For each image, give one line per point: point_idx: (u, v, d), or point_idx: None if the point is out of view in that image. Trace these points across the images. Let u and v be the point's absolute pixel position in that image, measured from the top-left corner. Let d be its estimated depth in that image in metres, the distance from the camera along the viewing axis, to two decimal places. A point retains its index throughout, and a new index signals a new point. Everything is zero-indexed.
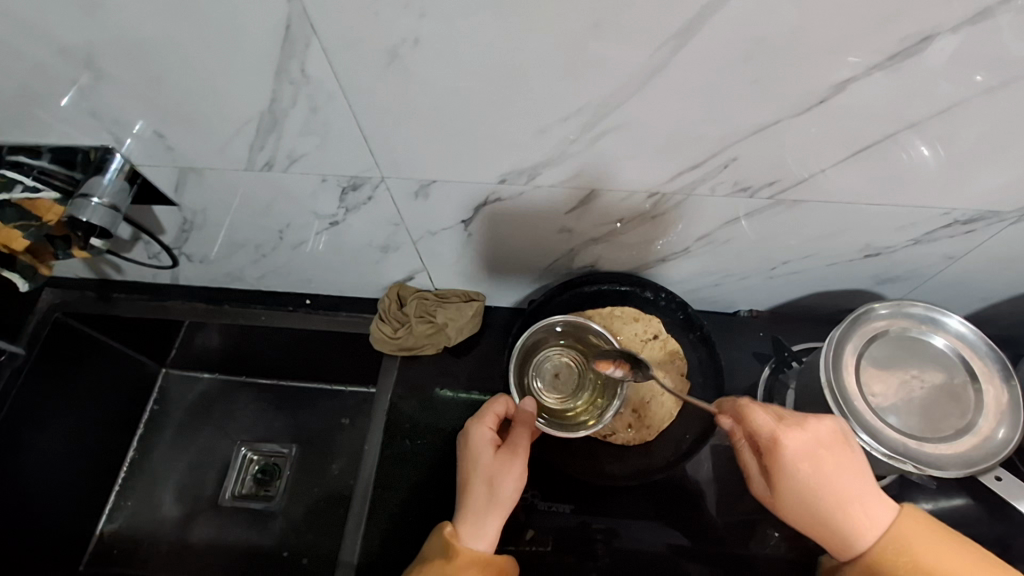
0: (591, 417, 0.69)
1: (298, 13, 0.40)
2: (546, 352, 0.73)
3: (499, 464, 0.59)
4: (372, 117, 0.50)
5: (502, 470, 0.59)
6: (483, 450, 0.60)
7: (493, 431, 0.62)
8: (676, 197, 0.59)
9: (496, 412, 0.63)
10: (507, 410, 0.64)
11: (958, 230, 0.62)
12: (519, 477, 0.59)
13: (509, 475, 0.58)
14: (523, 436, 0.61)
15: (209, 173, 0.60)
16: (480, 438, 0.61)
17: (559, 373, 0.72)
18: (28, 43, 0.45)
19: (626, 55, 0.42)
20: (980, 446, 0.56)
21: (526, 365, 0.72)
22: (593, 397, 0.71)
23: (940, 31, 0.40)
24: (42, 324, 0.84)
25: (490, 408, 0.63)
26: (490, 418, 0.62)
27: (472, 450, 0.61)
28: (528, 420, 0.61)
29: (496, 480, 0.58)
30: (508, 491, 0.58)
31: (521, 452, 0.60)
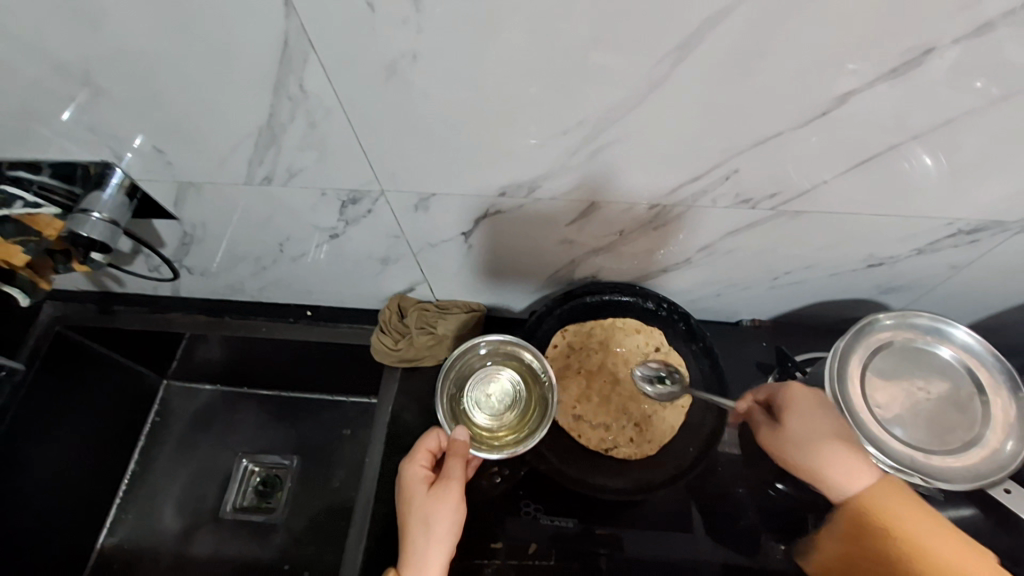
0: (525, 433, 0.70)
1: (296, 30, 0.40)
2: (476, 374, 0.73)
3: (432, 498, 0.60)
4: (371, 132, 0.50)
5: (435, 502, 0.59)
6: (416, 487, 0.62)
7: (426, 467, 0.63)
8: (677, 208, 0.58)
9: (428, 448, 0.64)
10: (440, 445, 0.66)
11: (962, 239, 0.61)
12: (453, 508, 0.59)
13: (442, 508, 0.59)
14: (456, 466, 0.62)
15: (208, 188, 0.60)
16: (415, 475, 0.63)
17: (494, 393, 0.72)
18: (26, 60, 0.45)
19: (624, 68, 0.42)
20: (988, 458, 0.55)
21: (460, 387, 0.72)
22: (527, 413, 0.71)
23: (941, 43, 0.40)
24: (43, 337, 0.84)
25: (423, 445, 0.65)
26: (423, 453, 0.64)
27: (407, 488, 0.62)
28: (460, 450, 0.63)
29: (431, 514, 0.59)
30: (446, 523, 0.59)
31: (454, 483, 0.60)
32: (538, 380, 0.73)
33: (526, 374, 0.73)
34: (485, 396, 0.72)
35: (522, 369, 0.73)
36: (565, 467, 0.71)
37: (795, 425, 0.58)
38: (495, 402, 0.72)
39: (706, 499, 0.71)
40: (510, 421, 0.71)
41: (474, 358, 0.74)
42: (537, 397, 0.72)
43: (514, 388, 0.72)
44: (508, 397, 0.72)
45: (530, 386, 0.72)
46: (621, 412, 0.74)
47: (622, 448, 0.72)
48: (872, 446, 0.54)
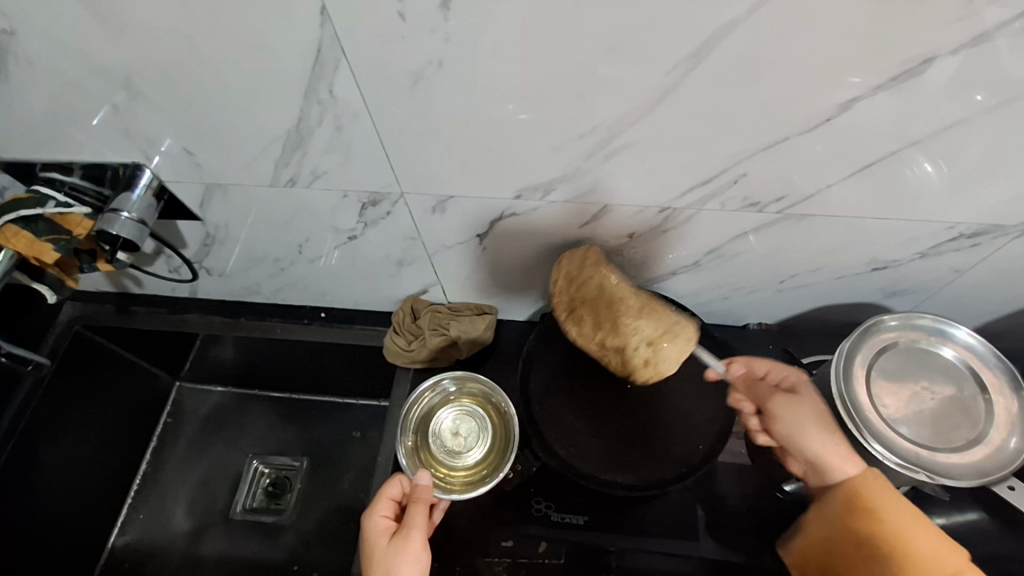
0: (490, 470, 0.72)
1: (329, 37, 0.43)
2: (439, 413, 0.76)
3: (394, 550, 0.59)
4: (396, 135, 0.52)
5: (398, 554, 0.58)
6: (380, 538, 0.61)
7: (389, 517, 0.62)
8: (686, 211, 0.60)
9: (390, 496, 0.64)
10: (403, 491, 0.65)
11: (964, 243, 0.63)
12: (413, 560, 0.58)
13: (402, 561, 0.58)
14: (416, 514, 0.60)
15: (234, 190, 0.63)
16: (377, 527, 0.62)
17: (459, 431, 0.75)
18: (72, 65, 0.48)
19: (638, 75, 0.44)
20: (991, 456, 0.56)
21: (424, 427, 0.75)
22: (492, 451, 0.73)
23: (942, 52, 0.42)
24: (63, 336, 0.86)
25: (384, 494, 0.64)
26: (385, 502, 0.63)
27: (370, 541, 0.61)
28: (423, 497, 0.61)
29: (393, 566, 0.57)
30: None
31: (414, 533, 0.59)
32: (501, 414, 0.76)
33: (489, 408, 0.76)
34: (450, 434, 0.75)
35: (485, 405, 0.77)
36: (577, 463, 0.70)
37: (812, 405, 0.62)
38: (460, 440, 0.74)
39: (715, 499, 0.72)
40: (475, 458, 0.73)
41: (439, 396, 0.77)
42: (502, 431, 0.74)
43: (477, 424, 0.75)
44: (472, 435, 0.75)
45: (494, 421, 0.76)
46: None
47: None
48: (877, 444, 0.55)
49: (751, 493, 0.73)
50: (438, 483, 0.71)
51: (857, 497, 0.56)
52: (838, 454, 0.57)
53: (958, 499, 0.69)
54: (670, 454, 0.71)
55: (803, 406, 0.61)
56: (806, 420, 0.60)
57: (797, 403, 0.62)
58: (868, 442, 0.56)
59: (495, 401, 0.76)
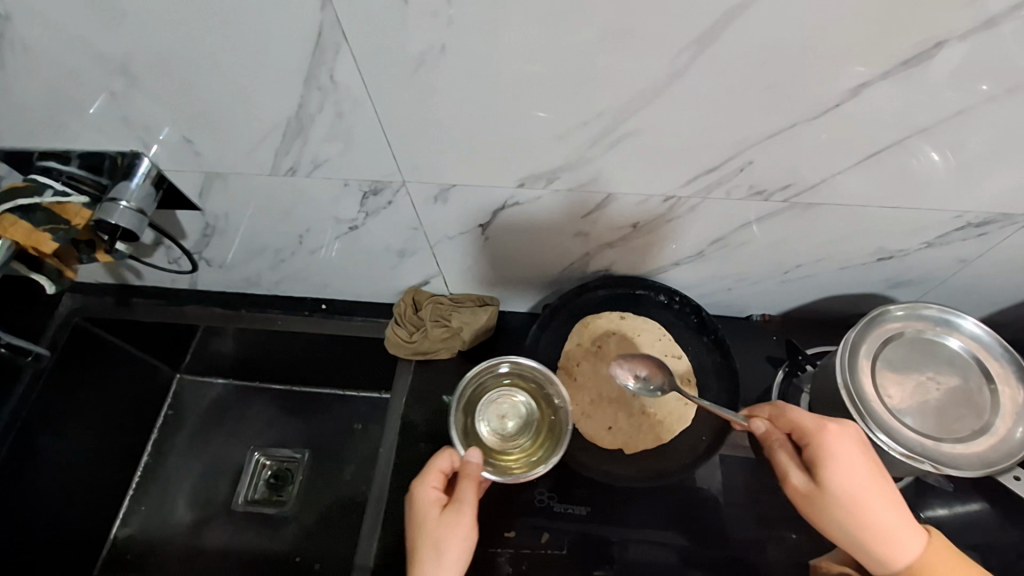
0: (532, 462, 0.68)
1: (328, 22, 0.42)
2: (491, 394, 0.72)
3: (445, 524, 0.57)
4: (396, 122, 0.51)
5: (450, 528, 0.56)
6: (429, 509, 0.58)
7: (438, 488, 0.60)
8: (690, 201, 0.60)
9: (440, 468, 0.61)
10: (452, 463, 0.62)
11: (970, 232, 0.62)
12: (464, 536, 0.56)
13: (454, 535, 0.56)
14: (469, 490, 0.59)
15: (233, 179, 0.62)
16: (427, 497, 0.59)
17: (507, 416, 0.71)
18: (67, 51, 0.47)
19: (642, 61, 0.44)
20: (996, 447, 0.56)
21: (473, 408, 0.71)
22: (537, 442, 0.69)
23: (950, 38, 0.41)
24: (62, 327, 0.86)
25: (435, 465, 0.61)
26: (435, 473, 0.60)
27: (419, 510, 0.58)
28: (473, 474, 0.60)
29: (443, 540, 0.56)
30: (456, 553, 0.56)
31: (467, 509, 0.57)
32: (551, 406, 0.71)
33: (541, 398, 0.72)
34: (498, 417, 0.71)
35: (538, 397, 0.72)
36: (577, 454, 0.71)
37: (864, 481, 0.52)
38: (509, 424, 0.71)
39: (717, 490, 0.72)
40: (523, 443, 0.70)
41: (493, 378, 0.73)
42: (550, 420, 0.71)
43: (526, 412, 0.71)
44: (520, 423, 0.71)
45: (544, 411, 0.71)
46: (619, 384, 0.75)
47: (598, 429, 0.72)
48: (882, 434, 0.55)
49: (753, 484, 0.73)
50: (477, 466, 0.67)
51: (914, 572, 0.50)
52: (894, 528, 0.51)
53: (960, 489, 0.69)
54: (667, 448, 0.72)
55: (849, 451, 0.52)
56: (852, 474, 0.51)
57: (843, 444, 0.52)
58: (873, 433, 0.55)
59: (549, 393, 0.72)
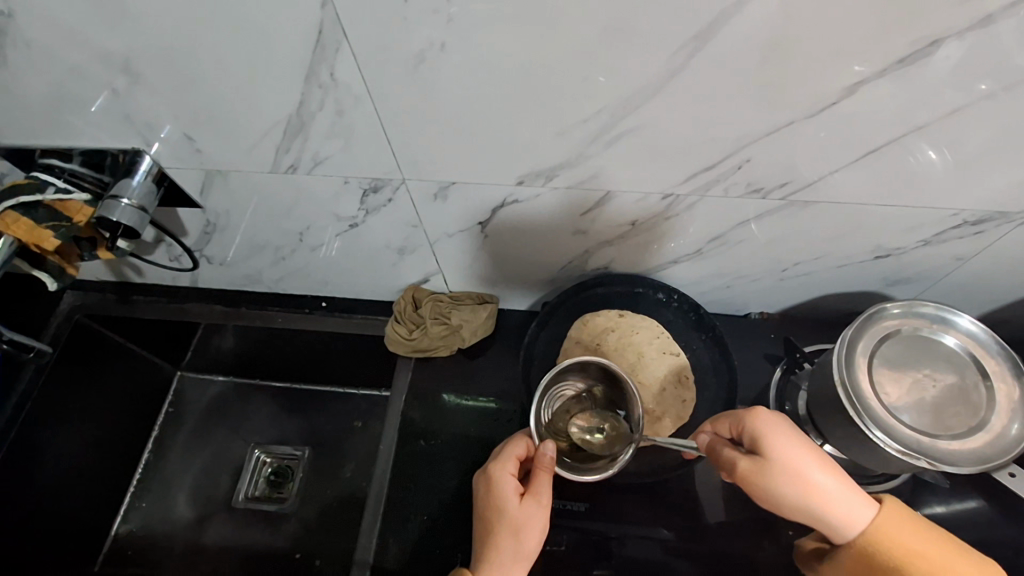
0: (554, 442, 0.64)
1: (329, 20, 0.42)
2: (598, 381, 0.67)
3: (524, 513, 0.56)
4: (397, 119, 0.52)
5: (528, 520, 0.55)
6: (506, 497, 0.57)
7: (515, 476, 0.59)
8: (689, 198, 0.60)
9: (517, 456, 0.60)
10: (528, 452, 0.61)
11: (967, 231, 0.63)
12: (544, 527, 0.56)
13: (534, 526, 0.55)
14: (549, 482, 0.57)
15: (234, 176, 0.62)
16: (503, 483, 0.58)
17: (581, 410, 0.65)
18: (70, 49, 0.48)
19: (641, 60, 0.44)
20: (992, 443, 0.56)
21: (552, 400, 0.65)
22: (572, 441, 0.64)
23: (947, 36, 0.41)
24: (64, 324, 0.87)
25: (511, 451, 0.60)
26: (511, 461, 0.59)
27: (497, 497, 0.57)
28: (550, 467, 0.57)
29: (521, 531, 0.55)
30: (535, 543, 0.55)
31: (545, 501, 0.56)
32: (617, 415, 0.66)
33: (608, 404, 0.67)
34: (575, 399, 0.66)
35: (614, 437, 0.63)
36: None
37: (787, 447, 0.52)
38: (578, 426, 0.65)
39: (716, 488, 0.73)
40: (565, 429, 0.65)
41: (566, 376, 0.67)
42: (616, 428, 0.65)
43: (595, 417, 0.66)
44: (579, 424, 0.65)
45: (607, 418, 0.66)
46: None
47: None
48: (878, 430, 0.55)
49: None
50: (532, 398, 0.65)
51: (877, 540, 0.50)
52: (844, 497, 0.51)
53: (957, 485, 0.70)
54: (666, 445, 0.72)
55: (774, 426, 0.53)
56: (785, 453, 0.51)
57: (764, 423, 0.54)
58: (869, 429, 0.56)
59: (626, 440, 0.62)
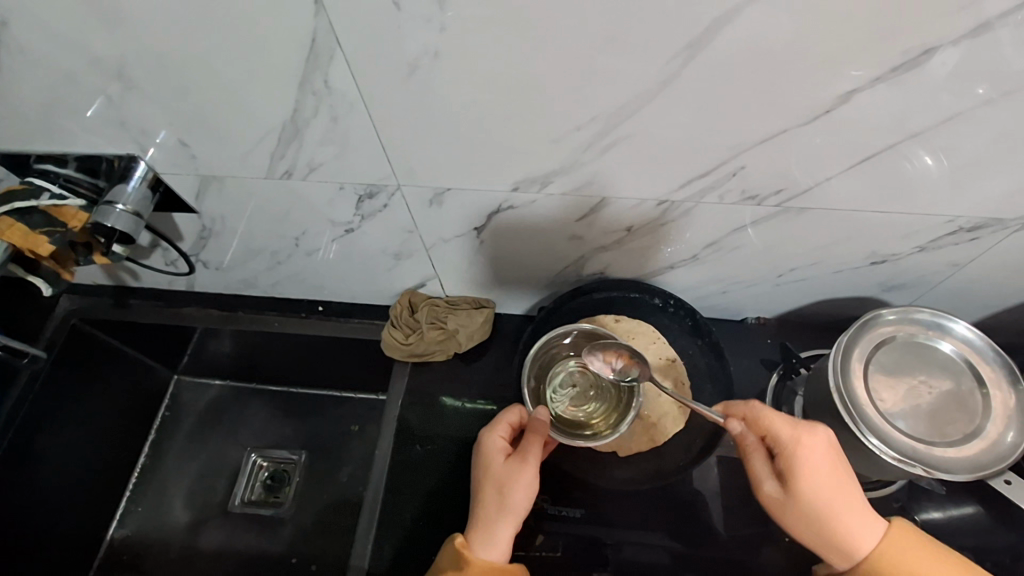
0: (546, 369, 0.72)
1: (324, 27, 0.42)
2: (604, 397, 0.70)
3: (509, 470, 0.57)
4: (391, 126, 0.52)
5: (513, 477, 0.57)
6: (495, 457, 0.59)
7: (505, 438, 0.61)
8: (684, 205, 0.60)
9: (508, 421, 0.62)
10: (520, 419, 0.63)
11: (963, 237, 0.63)
12: (529, 485, 0.56)
13: (519, 482, 0.56)
14: (536, 442, 0.58)
15: (229, 182, 0.62)
16: (493, 444, 0.60)
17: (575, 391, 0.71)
18: (64, 56, 0.48)
19: (637, 68, 0.44)
20: (988, 450, 0.56)
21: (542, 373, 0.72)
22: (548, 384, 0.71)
23: (939, 44, 0.41)
24: (60, 328, 0.86)
25: (504, 417, 0.62)
26: (503, 425, 0.61)
27: (485, 456, 0.59)
28: (541, 429, 0.59)
29: (507, 487, 0.56)
30: (522, 499, 0.56)
31: (532, 460, 0.57)
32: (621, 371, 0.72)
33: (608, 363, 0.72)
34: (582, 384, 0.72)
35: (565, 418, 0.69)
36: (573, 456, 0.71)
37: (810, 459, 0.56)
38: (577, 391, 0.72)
39: (713, 493, 0.73)
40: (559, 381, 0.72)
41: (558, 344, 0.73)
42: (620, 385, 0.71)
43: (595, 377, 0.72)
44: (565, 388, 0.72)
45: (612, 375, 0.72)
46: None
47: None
48: (874, 437, 0.55)
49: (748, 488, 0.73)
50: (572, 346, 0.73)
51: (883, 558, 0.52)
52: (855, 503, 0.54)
53: (954, 492, 0.70)
54: (664, 450, 0.72)
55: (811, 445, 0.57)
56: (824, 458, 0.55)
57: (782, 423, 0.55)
58: (865, 436, 0.55)
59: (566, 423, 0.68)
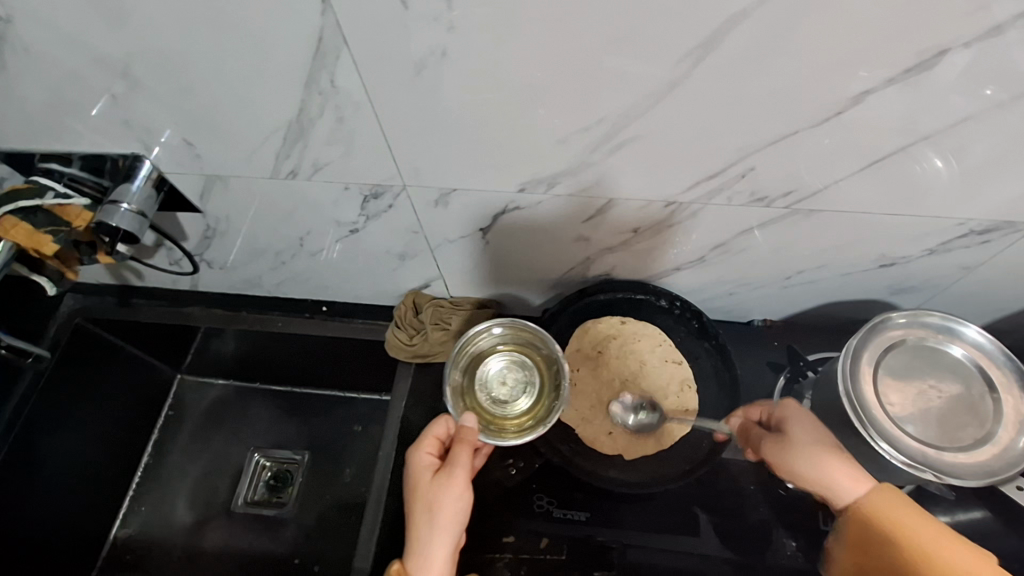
0: (467, 363, 0.69)
1: (330, 26, 0.42)
2: (534, 396, 0.67)
3: (437, 486, 0.59)
4: (397, 126, 0.51)
5: (440, 492, 0.59)
6: (422, 473, 0.61)
7: (432, 454, 0.63)
8: (692, 206, 0.59)
9: (435, 435, 0.64)
10: (448, 431, 0.65)
11: (974, 240, 0.62)
12: (455, 498, 0.59)
13: (445, 497, 0.58)
14: (461, 454, 0.60)
15: (234, 181, 0.62)
16: (421, 462, 0.62)
17: (506, 385, 0.68)
18: (69, 54, 0.47)
19: (645, 68, 0.44)
20: (998, 456, 0.55)
21: (471, 372, 0.68)
22: (471, 381, 0.68)
23: (955, 44, 0.41)
24: (64, 327, 0.86)
25: (430, 432, 0.64)
26: (429, 441, 0.63)
27: (414, 475, 0.62)
28: (469, 436, 0.61)
29: (435, 502, 0.59)
30: (451, 513, 0.58)
31: (456, 471, 0.59)
32: (552, 365, 0.69)
33: (541, 358, 0.69)
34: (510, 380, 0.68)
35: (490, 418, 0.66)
36: (577, 458, 0.72)
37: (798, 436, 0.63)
38: (508, 390, 0.68)
39: (719, 497, 0.72)
40: (484, 375, 0.68)
41: (487, 343, 0.70)
42: (553, 380, 0.68)
43: (527, 373, 0.69)
44: (494, 384, 0.68)
45: (543, 370, 0.69)
46: (618, 388, 0.76)
47: (599, 434, 0.74)
48: (884, 442, 0.55)
49: (754, 491, 0.72)
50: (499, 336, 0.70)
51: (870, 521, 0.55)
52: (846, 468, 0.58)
53: (962, 497, 0.69)
54: (666, 454, 0.73)
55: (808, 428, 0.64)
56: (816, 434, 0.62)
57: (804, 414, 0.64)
58: (875, 442, 0.55)
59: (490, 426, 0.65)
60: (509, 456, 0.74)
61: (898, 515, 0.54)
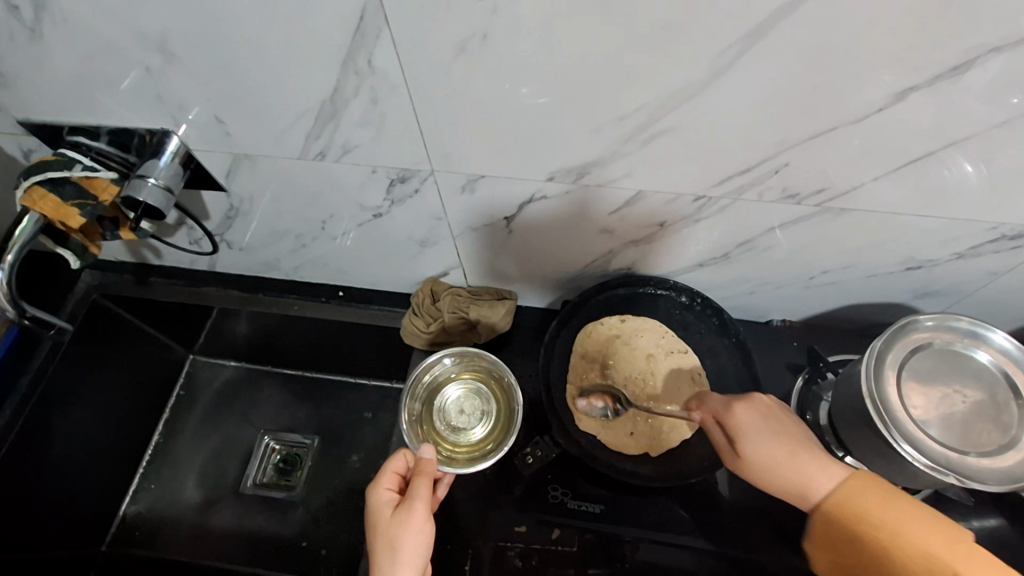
0: (427, 393, 0.76)
1: (372, 4, 0.42)
2: (489, 421, 0.75)
3: (396, 522, 0.56)
4: (430, 110, 0.51)
5: (400, 527, 0.55)
6: (383, 509, 0.58)
7: (392, 490, 0.60)
8: (722, 201, 0.59)
9: (394, 470, 0.61)
10: (408, 466, 0.63)
11: (1004, 245, 0.61)
12: (418, 530, 0.55)
13: (407, 531, 0.55)
14: (420, 486, 0.57)
15: (262, 161, 0.62)
16: (381, 498, 0.59)
17: (463, 412, 0.75)
18: (107, 26, 0.47)
19: (686, 59, 0.43)
20: (1021, 462, 0.55)
21: (429, 400, 0.76)
22: (430, 409, 0.75)
23: (1005, 45, 0.40)
24: (81, 303, 0.87)
25: (389, 467, 0.62)
26: (389, 476, 0.61)
27: (374, 512, 0.58)
28: (425, 469, 0.59)
29: (396, 539, 0.55)
30: (412, 548, 0.54)
31: (417, 503, 0.56)
32: (506, 391, 0.76)
33: (496, 385, 0.77)
34: (466, 406, 0.76)
35: (449, 444, 0.73)
36: (597, 451, 0.70)
37: (754, 436, 0.55)
38: (465, 417, 0.75)
39: (732, 494, 0.72)
40: (442, 403, 0.76)
41: (443, 372, 0.78)
42: (507, 404, 0.75)
43: (483, 401, 0.76)
44: (452, 411, 0.75)
45: (498, 396, 0.76)
46: (629, 389, 0.75)
47: (621, 437, 0.72)
48: (906, 444, 0.54)
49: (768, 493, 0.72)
50: (456, 365, 0.78)
51: (842, 518, 0.49)
52: (802, 469, 0.52)
53: (980, 504, 0.69)
54: (687, 449, 0.71)
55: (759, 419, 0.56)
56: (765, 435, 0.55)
57: (759, 411, 0.57)
58: (899, 444, 0.54)
59: (448, 452, 0.72)
60: (527, 446, 0.74)
61: (866, 502, 0.48)
